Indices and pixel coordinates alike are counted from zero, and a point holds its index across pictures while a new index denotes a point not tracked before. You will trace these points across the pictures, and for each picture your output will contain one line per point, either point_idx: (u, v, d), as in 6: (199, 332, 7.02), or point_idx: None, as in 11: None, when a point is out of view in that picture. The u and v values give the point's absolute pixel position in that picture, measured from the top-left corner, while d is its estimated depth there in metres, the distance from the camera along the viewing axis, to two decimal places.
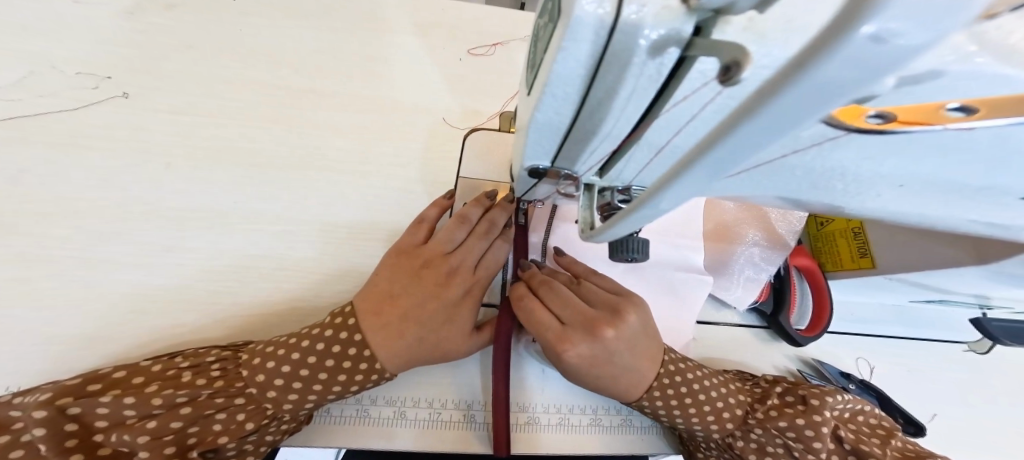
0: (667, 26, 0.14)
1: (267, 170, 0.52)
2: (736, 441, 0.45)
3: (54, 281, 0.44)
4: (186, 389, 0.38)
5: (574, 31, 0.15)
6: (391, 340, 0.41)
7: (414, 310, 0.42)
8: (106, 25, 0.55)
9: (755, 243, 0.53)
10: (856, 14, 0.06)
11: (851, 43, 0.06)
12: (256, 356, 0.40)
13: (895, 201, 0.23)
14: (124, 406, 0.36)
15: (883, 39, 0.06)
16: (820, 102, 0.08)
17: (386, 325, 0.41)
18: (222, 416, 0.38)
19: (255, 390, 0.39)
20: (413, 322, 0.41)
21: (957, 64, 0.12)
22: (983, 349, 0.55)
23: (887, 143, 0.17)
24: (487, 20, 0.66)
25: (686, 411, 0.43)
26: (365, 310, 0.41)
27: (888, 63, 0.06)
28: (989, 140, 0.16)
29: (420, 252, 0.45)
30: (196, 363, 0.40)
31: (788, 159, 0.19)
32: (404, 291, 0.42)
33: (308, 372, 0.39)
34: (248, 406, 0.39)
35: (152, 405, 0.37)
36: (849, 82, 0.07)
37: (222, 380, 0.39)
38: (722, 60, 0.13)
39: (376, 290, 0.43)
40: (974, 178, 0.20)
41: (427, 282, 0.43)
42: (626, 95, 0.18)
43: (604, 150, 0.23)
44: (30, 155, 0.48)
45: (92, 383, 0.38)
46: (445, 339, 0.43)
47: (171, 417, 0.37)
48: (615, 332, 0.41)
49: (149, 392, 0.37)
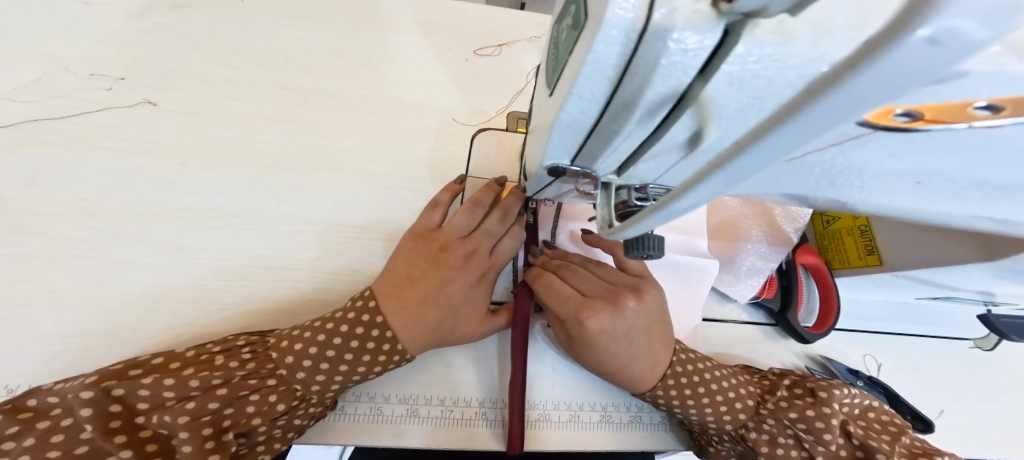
0: (698, 29, 0.15)
1: (278, 171, 0.52)
2: (748, 432, 0.45)
3: (69, 281, 0.44)
4: (221, 371, 0.38)
5: (605, 33, 0.16)
6: (411, 322, 0.42)
7: (433, 293, 0.43)
8: (117, 27, 0.56)
9: (760, 237, 0.54)
10: (912, 18, 0.06)
11: (907, 44, 0.07)
12: (284, 339, 0.41)
13: (910, 198, 0.23)
14: (164, 388, 0.37)
15: (939, 40, 0.06)
16: (866, 101, 0.08)
17: (406, 307, 0.42)
18: (256, 397, 0.39)
19: (285, 371, 0.39)
20: (432, 304, 0.43)
21: (981, 65, 0.13)
22: (988, 345, 0.55)
23: (908, 140, 0.17)
24: (494, 20, 0.67)
25: (699, 401, 0.43)
26: (385, 293, 0.42)
27: (943, 63, 0.07)
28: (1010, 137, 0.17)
29: (436, 237, 0.46)
30: (227, 347, 0.41)
31: (809, 157, 0.19)
32: (422, 274, 0.44)
33: (335, 353, 0.40)
34: (279, 388, 0.40)
35: (190, 386, 0.37)
36: (901, 80, 0.08)
37: (254, 362, 0.40)
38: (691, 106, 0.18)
39: (395, 274, 0.44)
40: (992, 175, 0.20)
41: (444, 266, 0.44)
42: (651, 95, 0.18)
43: (624, 149, 0.24)
44: (44, 157, 0.48)
45: (132, 369, 0.39)
46: (461, 321, 0.44)
47: (209, 398, 0.37)
48: (634, 303, 0.43)
49: (187, 374, 0.38)
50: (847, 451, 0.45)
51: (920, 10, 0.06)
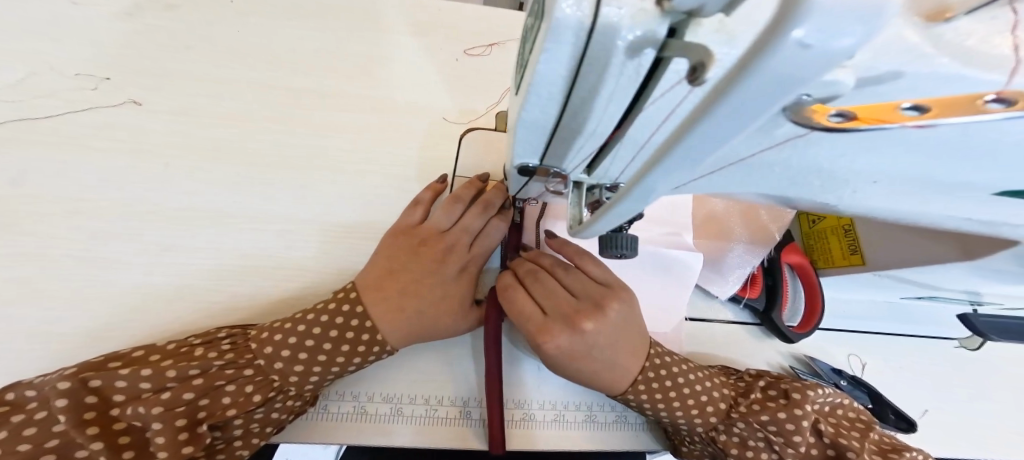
0: (643, 27, 0.15)
1: (265, 170, 0.53)
2: (719, 434, 0.45)
3: (53, 280, 0.44)
4: (199, 361, 0.39)
5: (556, 34, 0.16)
6: (392, 312, 0.42)
7: (414, 284, 0.43)
8: (104, 26, 0.56)
9: (745, 237, 0.53)
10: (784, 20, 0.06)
11: (783, 46, 0.07)
12: (264, 331, 0.41)
13: (874, 196, 0.24)
14: (142, 379, 0.37)
15: (809, 43, 0.07)
16: (772, 98, 0.09)
17: (387, 298, 0.42)
18: (232, 388, 0.39)
19: (262, 361, 0.40)
20: (412, 295, 0.43)
21: (913, 63, 0.13)
22: (974, 345, 0.55)
23: (859, 139, 0.17)
24: (484, 20, 0.67)
25: (668, 402, 0.44)
26: (366, 285, 0.43)
27: (823, 62, 0.07)
28: (960, 137, 0.17)
29: (416, 231, 0.46)
30: (208, 339, 0.42)
31: (766, 155, 0.19)
32: (403, 266, 0.44)
33: (313, 343, 0.40)
34: (256, 378, 0.40)
35: (166, 378, 0.38)
36: (791, 79, 0.08)
37: (233, 352, 0.40)
38: (693, 60, 0.14)
39: (376, 268, 0.44)
40: (949, 174, 0.20)
41: (424, 259, 0.44)
42: (607, 93, 0.18)
43: (590, 147, 0.24)
44: (32, 155, 0.48)
45: (112, 362, 0.39)
46: (443, 312, 0.43)
47: (185, 388, 0.38)
48: (595, 324, 0.42)
49: (165, 365, 0.38)
50: (817, 450, 0.45)
51: (790, 12, 0.06)
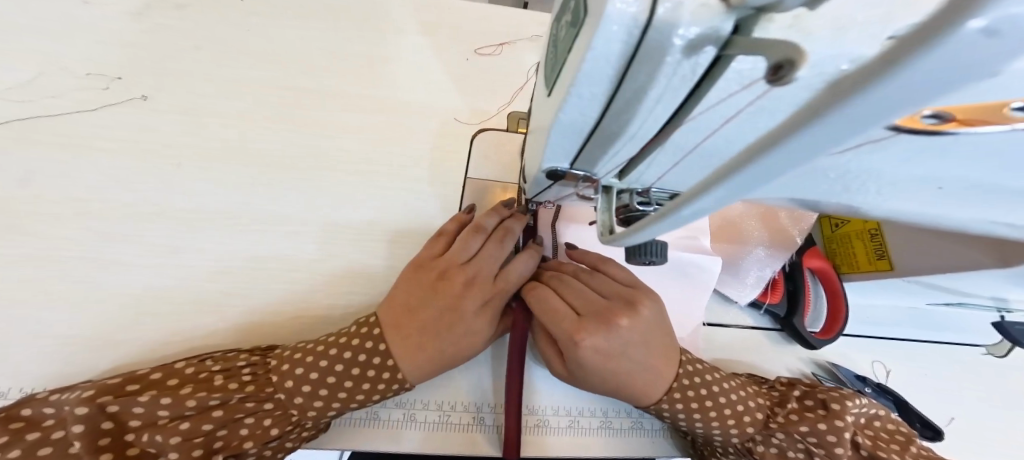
0: (705, 24, 0.14)
1: (276, 171, 0.52)
2: (757, 445, 0.44)
3: (63, 282, 0.44)
4: (219, 393, 0.38)
5: (606, 30, 0.15)
6: (413, 351, 0.41)
7: (435, 322, 0.42)
8: (115, 26, 0.55)
9: (764, 240, 0.52)
10: (962, 7, 0.05)
11: (953, 38, 0.06)
12: (285, 362, 0.40)
13: (928, 202, 0.22)
14: (160, 406, 0.37)
15: (994, 31, 0.06)
16: (915, 95, 0.07)
17: (408, 337, 0.41)
18: (250, 421, 0.38)
19: (283, 396, 0.39)
20: (435, 334, 0.42)
21: None
22: (1001, 352, 0.54)
23: (931, 142, 0.16)
24: (495, 19, 0.66)
25: (705, 414, 0.43)
26: (387, 320, 0.42)
27: (1005, 53, 0.06)
28: None
29: (438, 263, 0.45)
30: (227, 367, 0.40)
31: (824, 160, 0.18)
32: (424, 303, 0.42)
33: (335, 380, 0.39)
34: (274, 412, 0.39)
35: (186, 406, 0.37)
36: (943, 78, 0.07)
37: (253, 384, 0.39)
38: (772, 59, 0.13)
39: (398, 302, 0.43)
40: (1015, 179, 0.19)
41: (446, 293, 0.43)
42: (655, 95, 0.17)
43: (627, 151, 0.23)
44: (42, 156, 0.48)
45: (127, 380, 0.38)
46: (464, 347, 0.43)
47: (203, 419, 0.37)
48: (628, 321, 0.41)
49: (185, 393, 0.37)
50: None
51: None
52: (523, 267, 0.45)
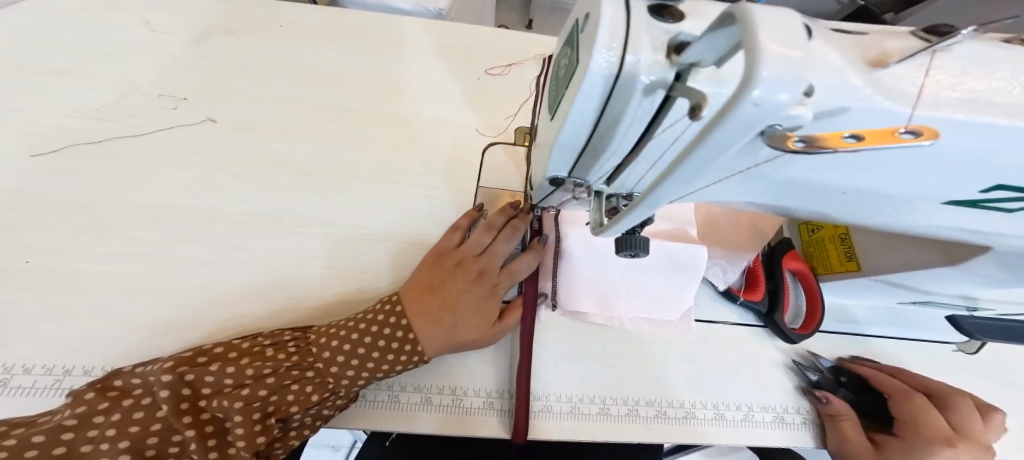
0: (656, 74, 0.20)
1: (314, 179, 0.59)
2: None
3: (134, 273, 0.50)
4: (271, 361, 0.44)
5: (591, 78, 0.21)
6: (432, 325, 0.47)
7: (452, 299, 0.49)
8: (180, 52, 0.64)
9: (741, 234, 0.60)
10: (748, 82, 0.12)
11: (744, 101, 0.12)
12: (321, 336, 0.46)
13: (850, 205, 0.28)
14: (226, 375, 0.42)
15: (758, 100, 0.12)
16: (743, 127, 0.14)
17: (427, 311, 0.48)
18: (295, 387, 0.44)
19: (322, 365, 0.44)
20: (451, 310, 0.49)
21: (858, 102, 0.17)
22: (972, 350, 0.58)
23: (821, 160, 0.22)
24: (504, 44, 0.74)
25: None
26: (410, 299, 0.49)
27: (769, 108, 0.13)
28: (910, 158, 0.21)
29: (453, 254, 0.53)
30: (275, 341, 0.46)
31: (753, 172, 0.24)
32: (443, 283, 0.50)
33: (364, 351, 0.45)
34: (314, 379, 0.44)
35: (246, 374, 0.43)
36: (750, 120, 0.13)
37: (297, 355, 0.45)
38: (692, 102, 0.18)
39: (418, 283, 0.50)
40: (904, 191, 0.24)
41: (461, 277, 0.51)
42: (628, 122, 0.24)
43: (611, 163, 0.29)
44: (124, 166, 0.55)
45: (197, 356, 0.44)
46: (476, 325, 0.49)
47: (260, 385, 0.43)
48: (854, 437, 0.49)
49: (244, 363, 0.43)
50: None
51: (750, 79, 0.12)
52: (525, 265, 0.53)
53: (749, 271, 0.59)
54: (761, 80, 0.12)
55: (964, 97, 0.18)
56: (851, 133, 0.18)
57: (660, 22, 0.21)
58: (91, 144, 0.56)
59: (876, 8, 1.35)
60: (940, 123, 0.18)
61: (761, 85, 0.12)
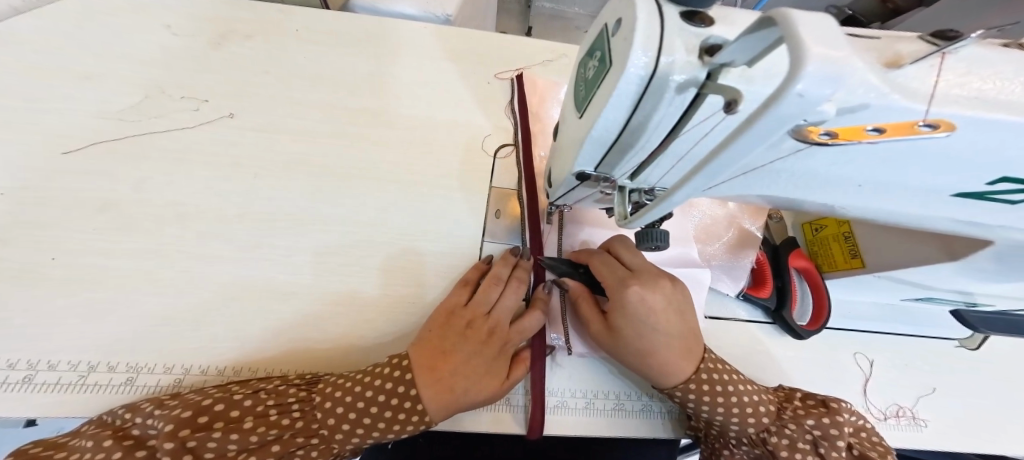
0: (689, 73, 0.22)
1: (333, 179, 0.60)
2: (769, 436, 0.48)
3: (158, 269, 0.51)
4: (274, 429, 0.41)
5: (627, 77, 0.23)
6: (442, 393, 0.44)
7: (463, 365, 0.46)
8: (200, 55, 0.65)
9: (728, 233, 0.62)
10: (790, 81, 0.14)
11: (789, 96, 0.14)
12: (327, 400, 0.43)
13: (862, 197, 0.30)
14: (230, 441, 0.40)
15: (802, 94, 0.14)
16: (784, 120, 0.16)
17: (437, 381, 0.44)
18: (301, 452, 0.42)
19: (326, 432, 0.43)
20: (462, 373, 0.46)
21: (878, 99, 0.19)
22: (973, 345, 0.61)
23: (837, 153, 0.23)
24: (514, 49, 0.77)
25: (716, 405, 0.47)
26: (421, 366, 0.45)
27: (806, 105, 0.15)
28: (919, 150, 0.22)
29: (463, 313, 0.50)
30: (280, 402, 0.43)
31: (773, 166, 0.26)
32: (453, 347, 0.47)
33: (369, 420, 0.42)
34: (319, 445, 0.43)
35: (250, 441, 0.41)
36: (788, 113, 0.15)
37: (302, 421, 0.42)
38: (726, 97, 0.20)
39: (427, 347, 0.47)
40: (916, 182, 0.26)
41: (471, 339, 0.49)
42: (659, 118, 0.25)
43: (638, 158, 0.30)
44: (146, 166, 0.56)
45: (207, 411, 0.41)
46: (487, 388, 0.46)
47: (263, 453, 0.41)
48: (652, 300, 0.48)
49: (247, 429, 0.40)
50: None
51: (793, 78, 0.14)
52: (535, 322, 0.52)
53: (754, 269, 0.62)
54: (805, 76, 0.14)
55: (969, 94, 0.19)
56: (872, 126, 0.20)
57: (691, 27, 0.23)
58: (115, 143, 0.57)
59: (859, 17, 1.38)
60: (951, 116, 0.19)
61: (803, 81, 0.14)
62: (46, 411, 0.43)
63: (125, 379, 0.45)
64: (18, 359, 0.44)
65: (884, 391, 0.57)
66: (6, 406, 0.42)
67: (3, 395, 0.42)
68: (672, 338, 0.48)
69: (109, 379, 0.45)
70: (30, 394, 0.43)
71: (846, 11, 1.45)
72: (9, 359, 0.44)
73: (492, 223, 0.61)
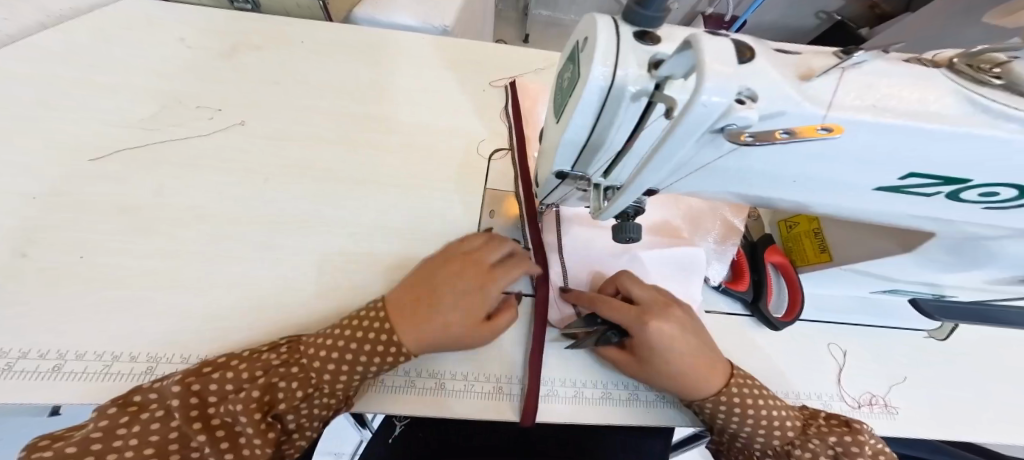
0: (640, 84, 0.26)
1: (338, 181, 0.64)
2: (794, 449, 0.50)
3: (175, 267, 0.54)
4: (264, 363, 0.44)
5: (589, 88, 0.27)
6: (413, 321, 0.46)
7: (438, 295, 0.48)
8: (213, 67, 0.70)
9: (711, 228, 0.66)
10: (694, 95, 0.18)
11: (695, 106, 0.18)
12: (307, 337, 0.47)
13: (805, 192, 0.33)
14: (226, 381, 0.42)
15: (704, 105, 0.18)
16: (698, 123, 0.20)
17: (409, 313, 0.47)
18: (290, 384, 0.44)
19: (310, 360, 0.45)
20: (435, 302, 0.47)
21: (791, 107, 0.23)
22: (942, 336, 0.65)
23: (771, 154, 0.27)
24: (509, 60, 0.81)
25: (745, 417, 0.50)
26: (397, 300, 0.48)
27: (710, 112, 0.19)
28: (840, 150, 0.26)
29: (450, 252, 0.53)
30: (269, 346, 0.47)
31: (720, 165, 0.29)
32: (432, 280, 0.49)
33: (344, 343, 0.45)
34: (307, 374, 0.44)
35: (244, 377, 0.43)
36: (700, 118, 0.19)
37: (287, 354, 0.46)
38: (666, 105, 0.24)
39: (409, 284, 0.50)
40: (847, 178, 0.30)
41: (451, 272, 0.50)
42: (620, 122, 0.29)
43: (607, 158, 0.34)
44: (164, 171, 0.60)
45: (209, 365, 0.44)
46: (461, 316, 0.47)
47: (256, 386, 0.42)
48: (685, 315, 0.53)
49: (241, 368, 0.44)
50: None
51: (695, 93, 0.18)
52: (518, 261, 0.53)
53: (733, 263, 0.65)
54: (705, 90, 0.18)
55: (868, 104, 0.23)
56: (786, 130, 0.24)
57: (642, 45, 0.26)
58: (136, 150, 0.61)
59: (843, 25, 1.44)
60: (851, 121, 0.23)
61: (705, 94, 0.18)
62: (71, 398, 0.46)
63: (145, 369, 0.48)
64: (46, 350, 0.47)
65: (857, 380, 0.60)
66: (37, 394, 0.45)
67: (31, 383, 0.45)
68: (690, 372, 0.49)
69: (130, 368, 0.48)
70: (56, 383, 0.46)
71: (834, 18, 1.52)
72: (38, 350, 0.47)
73: (486, 222, 0.65)
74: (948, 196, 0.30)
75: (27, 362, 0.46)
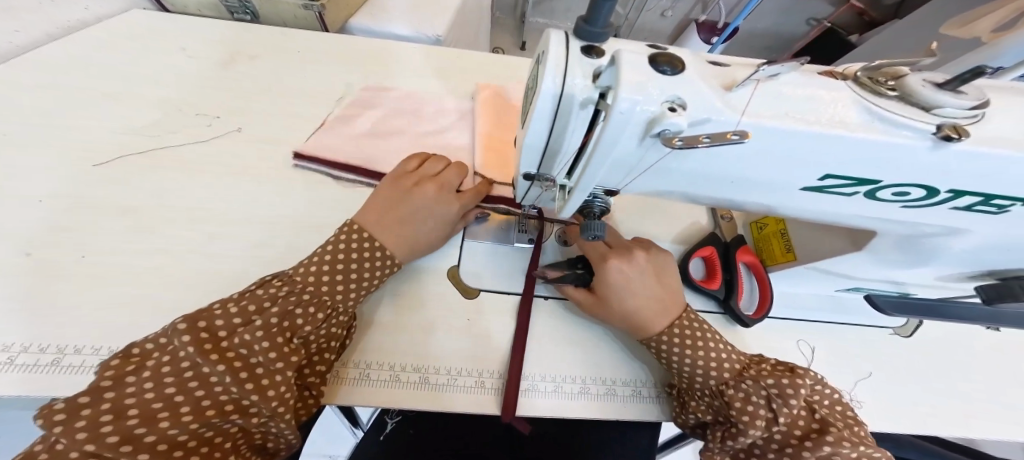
0: (585, 94, 0.29)
1: (329, 184, 0.67)
2: (728, 389, 0.49)
3: (171, 266, 0.57)
4: (268, 295, 0.46)
5: (542, 97, 0.30)
6: (395, 232, 0.55)
7: (409, 212, 0.56)
8: (213, 76, 0.73)
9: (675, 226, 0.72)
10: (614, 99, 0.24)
11: (616, 107, 0.24)
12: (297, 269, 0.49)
13: (749, 193, 0.36)
14: (231, 317, 0.43)
15: (621, 110, 0.24)
16: (622, 123, 0.25)
17: (388, 227, 0.55)
18: (300, 311, 0.46)
19: (313, 286, 0.48)
20: (409, 217, 0.56)
21: (716, 115, 0.26)
22: (906, 333, 0.68)
23: (706, 156, 0.31)
24: (496, 70, 0.86)
25: (689, 353, 0.51)
26: (371, 217, 0.55)
27: (628, 114, 0.25)
28: (766, 153, 0.29)
29: (409, 178, 0.60)
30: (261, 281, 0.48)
31: (666, 166, 0.33)
32: (400, 201, 0.57)
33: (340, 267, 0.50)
34: (313, 300, 0.47)
35: (249, 312, 0.44)
36: (622, 118, 0.25)
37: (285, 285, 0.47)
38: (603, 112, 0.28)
39: (377, 206, 0.56)
40: (781, 179, 0.33)
41: (415, 194, 0.58)
42: (573, 128, 0.32)
43: (567, 161, 0.37)
44: (163, 174, 0.63)
45: (204, 314, 0.43)
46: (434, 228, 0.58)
47: (267, 314, 0.44)
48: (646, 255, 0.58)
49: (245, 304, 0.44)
50: (802, 428, 0.47)
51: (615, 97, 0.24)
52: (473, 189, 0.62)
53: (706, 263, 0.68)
54: (620, 98, 0.24)
55: (782, 112, 0.26)
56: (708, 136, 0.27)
57: (587, 58, 0.30)
58: (137, 155, 0.64)
59: None
60: (762, 128, 0.26)
61: (621, 101, 0.24)
62: (66, 389, 0.48)
63: None
64: (46, 345, 0.50)
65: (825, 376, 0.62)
66: (33, 385, 0.47)
67: (30, 375, 0.48)
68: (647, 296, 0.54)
69: None
70: (53, 375, 0.48)
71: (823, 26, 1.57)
72: (38, 344, 0.50)
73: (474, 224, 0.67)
74: (867, 196, 0.33)
75: (27, 355, 0.49)
